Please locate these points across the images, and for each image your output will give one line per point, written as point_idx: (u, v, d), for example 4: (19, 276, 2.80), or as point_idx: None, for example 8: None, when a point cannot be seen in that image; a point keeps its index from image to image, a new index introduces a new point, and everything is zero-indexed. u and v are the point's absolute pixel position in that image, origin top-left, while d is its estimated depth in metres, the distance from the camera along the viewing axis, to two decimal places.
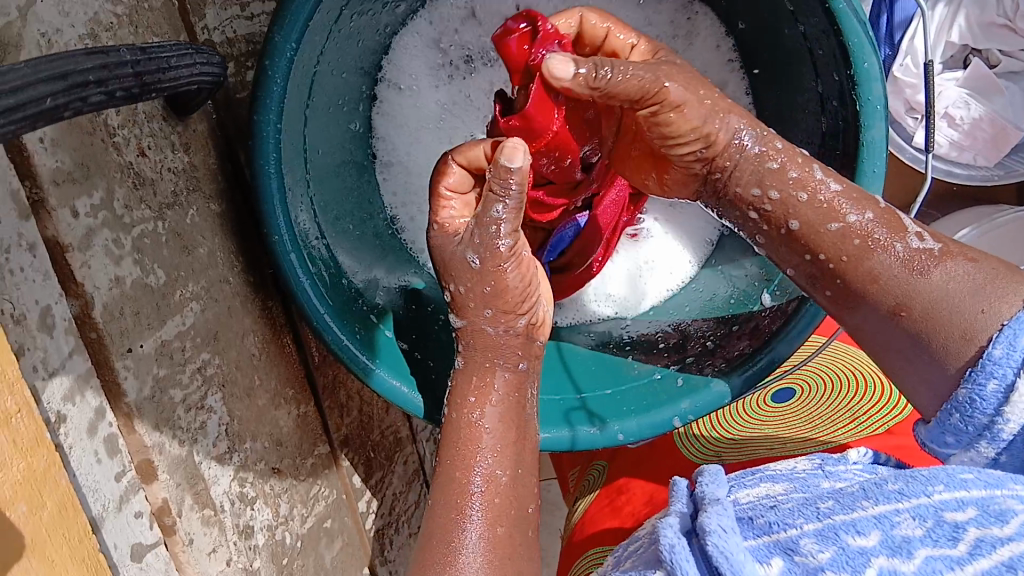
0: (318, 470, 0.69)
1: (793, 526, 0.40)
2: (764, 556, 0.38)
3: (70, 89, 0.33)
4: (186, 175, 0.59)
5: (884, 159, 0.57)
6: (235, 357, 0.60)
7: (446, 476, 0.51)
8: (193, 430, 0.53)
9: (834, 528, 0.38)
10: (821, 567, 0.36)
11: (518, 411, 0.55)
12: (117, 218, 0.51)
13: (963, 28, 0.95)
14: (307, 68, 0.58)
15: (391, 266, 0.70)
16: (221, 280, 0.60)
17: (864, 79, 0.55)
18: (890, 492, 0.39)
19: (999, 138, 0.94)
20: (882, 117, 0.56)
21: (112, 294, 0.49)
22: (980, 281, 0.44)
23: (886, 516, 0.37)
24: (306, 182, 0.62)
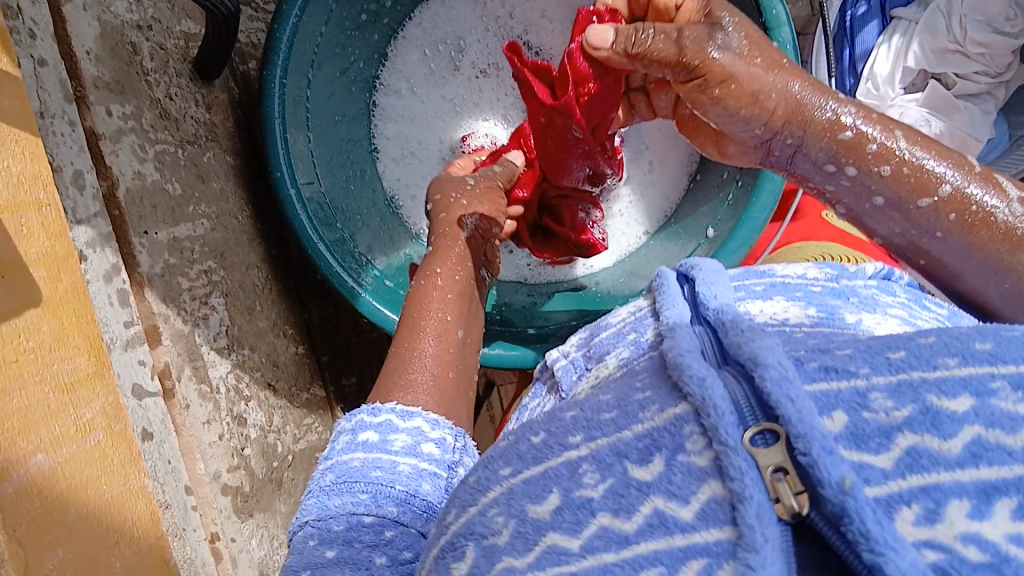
0: (312, 405, 0.76)
1: (852, 371, 0.25)
2: (825, 409, 0.24)
3: None
4: (205, 126, 0.70)
5: None
6: (239, 278, 0.68)
7: (408, 325, 0.52)
8: (197, 317, 0.61)
9: (916, 381, 0.24)
10: (898, 429, 0.23)
11: (469, 298, 0.57)
12: (143, 131, 0.61)
13: (918, 54, 0.98)
14: (309, 41, 0.70)
15: (380, 229, 0.80)
16: (230, 214, 0.70)
17: (774, 24, 0.65)
18: (980, 351, 0.25)
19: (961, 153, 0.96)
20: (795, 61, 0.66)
21: (134, 183, 0.58)
22: None
23: (979, 378, 0.24)
24: (308, 138, 0.72)
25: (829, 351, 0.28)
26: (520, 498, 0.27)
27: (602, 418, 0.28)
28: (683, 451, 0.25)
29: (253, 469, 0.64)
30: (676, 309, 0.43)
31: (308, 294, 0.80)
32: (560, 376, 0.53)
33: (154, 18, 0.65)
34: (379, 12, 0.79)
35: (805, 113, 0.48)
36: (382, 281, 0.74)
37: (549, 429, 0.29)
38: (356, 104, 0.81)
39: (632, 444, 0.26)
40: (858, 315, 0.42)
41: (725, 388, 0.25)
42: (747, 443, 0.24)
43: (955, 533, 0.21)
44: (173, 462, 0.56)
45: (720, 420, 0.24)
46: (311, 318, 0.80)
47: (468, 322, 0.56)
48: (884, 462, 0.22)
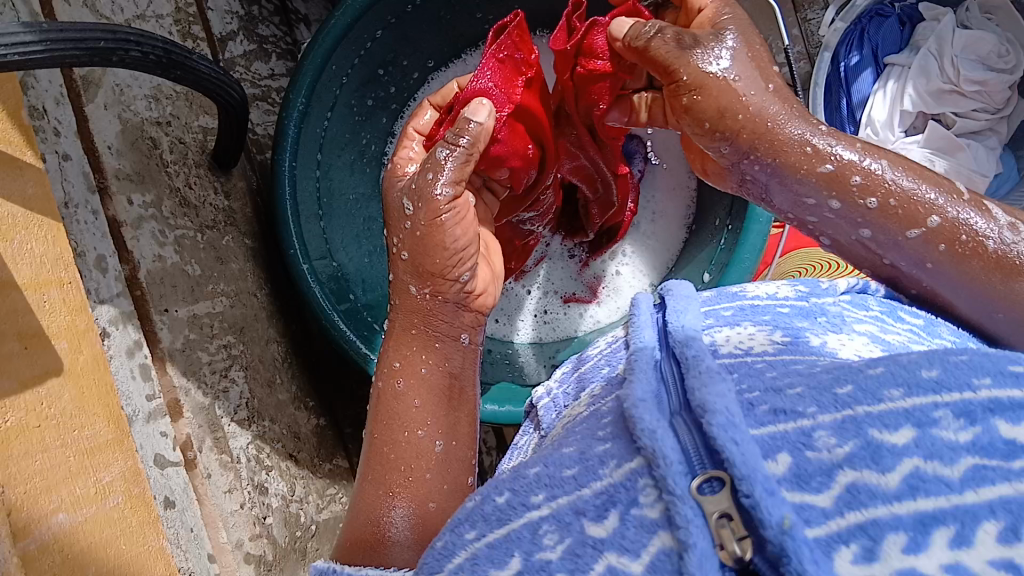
0: (335, 476, 0.78)
1: (801, 411, 0.30)
2: (770, 451, 0.28)
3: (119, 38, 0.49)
4: (224, 212, 0.74)
5: None
6: (259, 352, 0.71)
7: (380, 454, 0.52)
8: (217, 390, 0.64)
9: (857, 420, 0.28)
10: (838, 466, 0.27)
11: (460, 375, 0.56)
12: (163, 217, 0.65)
13: (914, 97, 0.99)
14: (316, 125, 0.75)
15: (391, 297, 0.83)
16: (249, 292, 0.73)
17: None
18: (927, 381, 0.29)
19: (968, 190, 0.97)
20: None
21: (154, 265, 0.62)
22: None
23: (922, 408, 0.28)
24: (320, 217, 0.76)
25: (782, 390, 0.32)
26: (483, 566, 0.30)
27: (564, 474, 0.32)
28: (637, 505, 0.29)
29: (276, 538, 0.65)
30: (645, 339, 0.44)
31: (327, 364, 0.83)
32: (542, 414, 0.59)
33: (173, 116, 0.70)
34: (385, 96, 0.84)
35: (780, 142, 0.50)
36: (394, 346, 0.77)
37: (518, 493, 0.32)
38: (367, 181, 0.85)
39: (591, 502, 0.30)
40: (823, 337, 0.43)
41: (675, 441, 0.30)
42: (694, 492, 0.28)
43: (890, 570, 0.24)
44: (195, 530, 0.57)
45: (669, 474, 0.28)
46: (330, 387, 0.83)
47: (455, 430, 0.54)
48: (824, 501, 0.26)
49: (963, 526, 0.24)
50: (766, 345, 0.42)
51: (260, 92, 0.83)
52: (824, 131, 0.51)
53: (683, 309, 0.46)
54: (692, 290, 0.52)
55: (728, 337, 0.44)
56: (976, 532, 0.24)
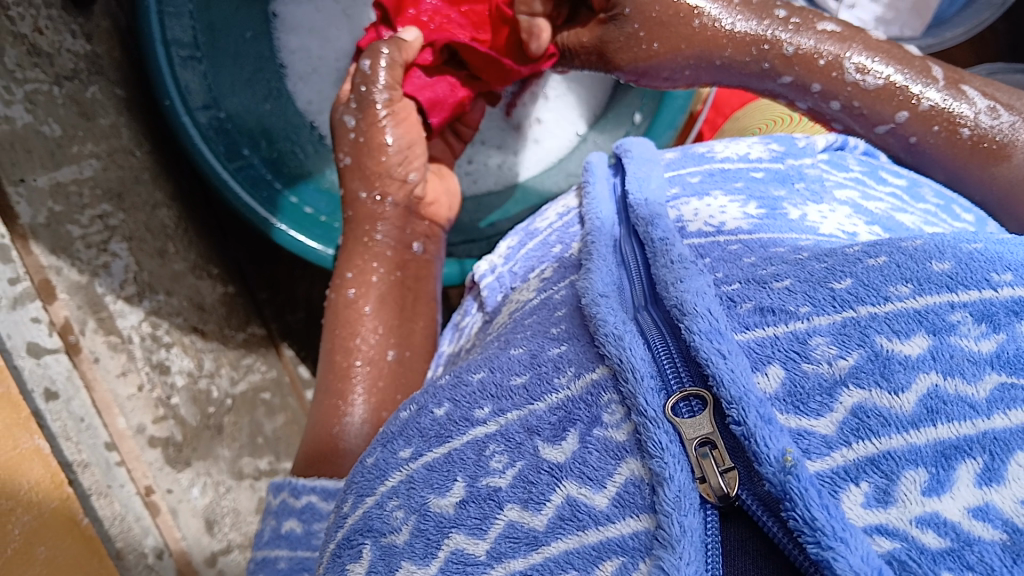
0: (250, 345, 0.73)
1: (791, 312, 0.28)
2: (759, 364, 0.27)
3: None
4: (87, 59, 0.64)
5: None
6: (144, 220, 0.64)
7: (330, 368, 0.56)
8: (96, 266, 0.57)
9: (858, 325, 0.27)
10: (841, 382, 0.26)
11: (406, 293, 0.60)
12: (8, 71, 0.56)
13: None
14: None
15: (291, 149, 0.75)
16: (125, 151, 0.65)
17: None
18: (936, 276, 0.28)
19: (921, 7, 0.86)
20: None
21: (1, 129, 0.53)
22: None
23: (936, 312, 0.27)
24: (199, 63, 0.67)
25: (769, 283, 0.31)
26: (419, 490, 0.31)
27: (512, 386, 0.32)
28: (600, 426, 0.28)
29: (185, 417, 0.61)
30: (604, 212, 0.44)
31: (232, 225, 0.77)
32: (486, 295, 0.55)
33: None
34: None
35: (733, 58, 0.55)
36: (298, 207, 0.71)
37: (461, 406, 0.33)
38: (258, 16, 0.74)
39: (545, 421, 0.30)
40: (803, 209, 0.41)
41: (644, 348, 0.29)
42: (670, 414, 0.27)
43: (909, 516, 0.22)
44: (86, 420, 0.53)
45: (641, 393, 0.27)
46: (233, 250, 0.77)
47: (407, 339, 0.58)
48: (825, 427, 0.25)
49: (992, 459, 0.23)
50: (737, 217, 0.41)
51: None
52: (789, 24, 0.54)
53: (644, 178, 0.45)
54: (658, 153, 0.51)
55: (696, 209, 0.43)
56: (1007, 466, 0.23)
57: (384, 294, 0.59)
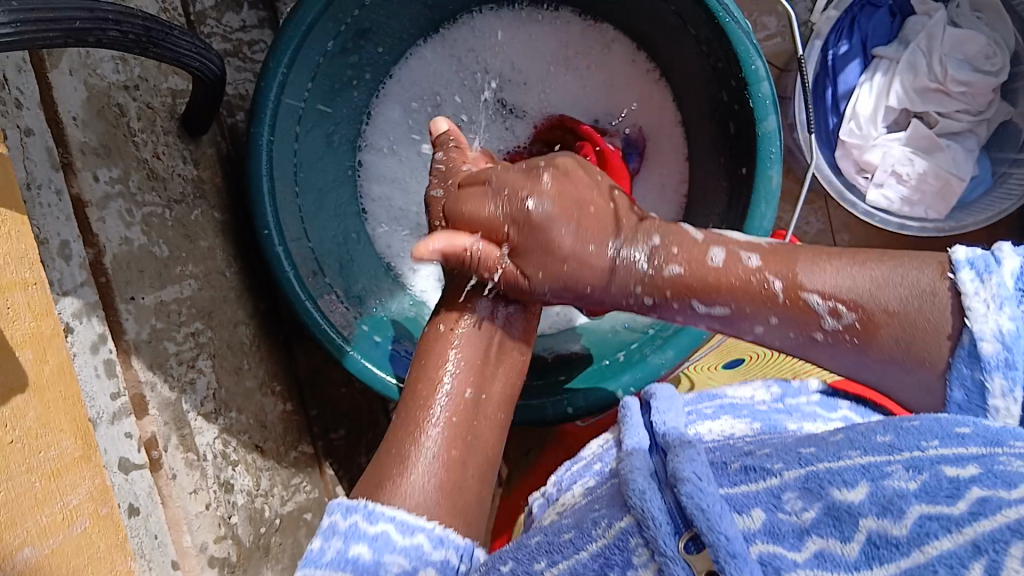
0: (300, 464, 0.75)
1: (769, 469, 0.34)
2: (741, 508, 0.32)
3: (94, 19, 0.43)
4: (193, 183, 0.69)
5: (778, 148, 0.65)
6: (226, 338, 0.67)
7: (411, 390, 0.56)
8: (183, 382, 0.60)
9: (817, 478, 0.32)
10: (806, 530, 0.30)
11: (491, 341, 0.60)
12: (131, 194, 0.60)
13: (901, 93, 0.98)
14: (295, 108, 0.71)
15: (365, 279, 0.79)
16: (218, 273, 0.69)
17: (753, 79, 0.65)
18: (880, 444, 0.33)
19: (945, 190, 0.97)
20: (774, 111, 0.65)
21: (121, 249, 0.57)
22: (921, 286, 0.41)
23: (876, 466, 0.31)
24: (295, 197, 0.73)
25: (755, 453, 0.37)
26: None
27: (562, 540, 0.38)
28: (632, 568, 0.33)
29: (241, 536, 0.62)
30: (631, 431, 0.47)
31: (298, 342, 0.80)
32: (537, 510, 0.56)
33: (143, 77, 0.64)
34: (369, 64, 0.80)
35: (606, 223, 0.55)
36: (371, 337, 0.74)
37: (523, 563, 0.38)
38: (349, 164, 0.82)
39: (589, 565, 0.35)
40: (798, 425, 0.46)
41: (663, 503, 0.35)
42: (684, 552, 0.32)
43: None
44: (159, 536, 0.54)
45: (660, 535, 0.33)
46: (299, 372, 0.80)
47: (486, 377, 0.58)
48: (793, 559, 0.30)
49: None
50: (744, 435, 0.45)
51: (231, 47, 0.76)
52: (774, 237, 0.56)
53: (664, 408, 0.49)
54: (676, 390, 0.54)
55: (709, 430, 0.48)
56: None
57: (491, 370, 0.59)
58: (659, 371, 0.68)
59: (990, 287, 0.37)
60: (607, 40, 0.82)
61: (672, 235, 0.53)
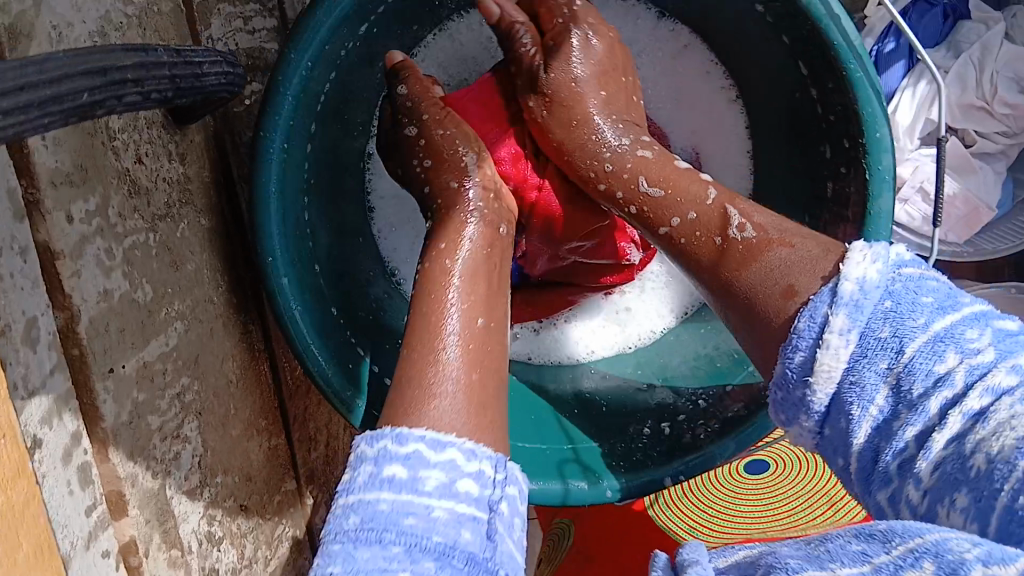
0: (283, 508, 0.66)
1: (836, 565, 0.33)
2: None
3: (102, 87, 0.34)
4: (179, 185, 0.56)
5: (889, 228, 0.58)
6: (213, 384, 0.56)
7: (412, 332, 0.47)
8: (168, 461, 0.49)
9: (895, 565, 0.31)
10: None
11: (490, 350, 0.47)
12: (111, 226, 0.47)
13: (943, 106, 0.97)
14: (312, 101, 0.57)
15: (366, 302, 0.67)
16: (205, 300, 0.57)
17: (875, 148, 0.56)
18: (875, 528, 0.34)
19: (972, 217, 0.97)
20: (890, 188, 0.57)
21: (99, 307, 0.45)
22: (815, 253, 0.45)
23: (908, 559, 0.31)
24: (301, 210, 0.60)
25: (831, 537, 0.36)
26: None
27: None
28: None
29: None
30: None
31: (283, 364, 0.68)
32: None
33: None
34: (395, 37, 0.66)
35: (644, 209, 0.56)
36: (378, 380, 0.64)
37: None
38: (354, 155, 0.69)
39: None
40: None
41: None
42: None
43: None
44: None
45: None
46: (284, 397, 0.68)
47: (480, 366, 0.45)
48: None
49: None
50: None
51: None
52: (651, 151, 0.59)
53: None
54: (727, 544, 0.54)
55: None
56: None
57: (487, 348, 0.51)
58: (710, 463, 0.60)
59: (875, 250, 0.42)
60: (681, 41, 0.71)
61: (702, 212, 0.53)
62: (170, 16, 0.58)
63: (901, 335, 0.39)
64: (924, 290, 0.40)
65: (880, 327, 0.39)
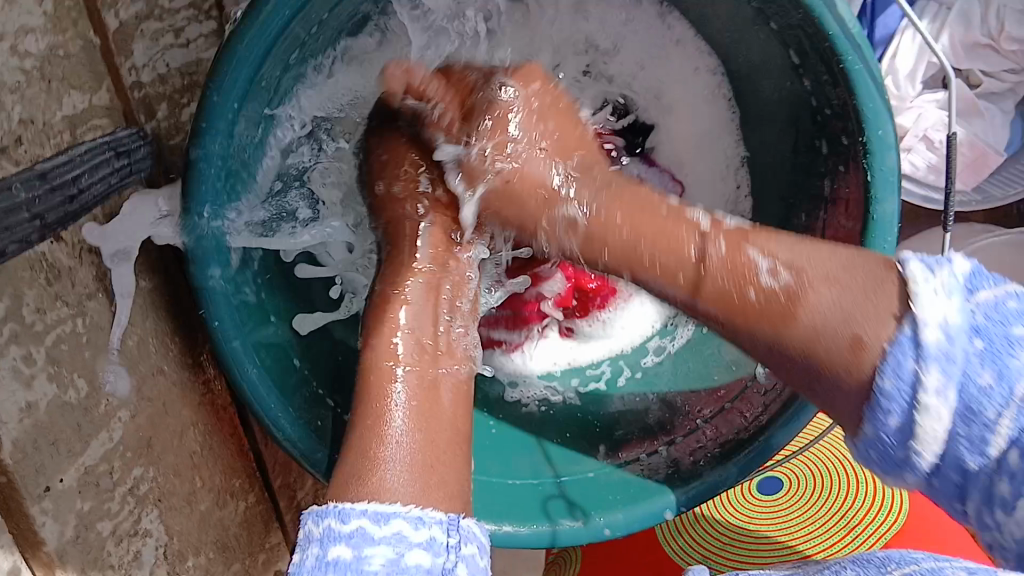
0: (271, 564, 0.63)
1: None
2: None
3: None
4: (114, 250, 0.49)
5: (896, 232, 0.54)
6: (173, 462, 0.52)
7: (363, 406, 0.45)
8: (126, 565, 0.47)
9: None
10: None
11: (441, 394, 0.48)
12: (28, 328, 0.42)
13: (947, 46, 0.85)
14: (248, 143, 0.52)
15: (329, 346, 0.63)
16: (155, 372, 0.52)
17: (879, 148, 0.52)
18: None
19: (978, 163, 0.86)
20: (895, 190, 0.53)
21: (23, 426, 0.41)
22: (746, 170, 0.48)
23: None
24: (245, 262, 0.55)
25: None
26: None
27: None
28: None
29: None
30: None
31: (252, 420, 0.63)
32: None
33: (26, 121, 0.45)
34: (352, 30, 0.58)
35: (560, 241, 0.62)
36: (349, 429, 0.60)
37: None
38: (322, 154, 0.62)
39: None
40: None
41: None
42: None
43: None
44: None
45: None
46: (261, 448, 0.64)
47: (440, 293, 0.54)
48: None
49: None
50: None
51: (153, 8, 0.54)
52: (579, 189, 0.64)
53: None
54: None
55: None
56: None
57: (443, 400, 0.48)
58: (714, 488, 0.58)
59: (941, 276, 0.35)
60: (673, 37, 0.66)
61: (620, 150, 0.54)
62: (81, 57, 0.47)
63: (1007, 379, 0.33)
64: (1012, 318, 0.34)
65: (980, 372, 0.33)
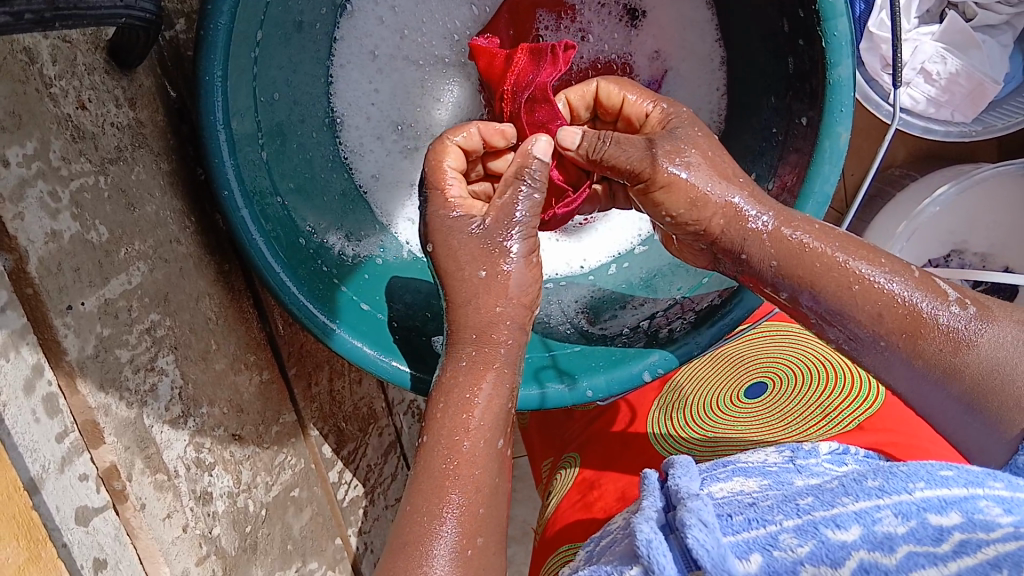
0: (284, 438, 0.69)
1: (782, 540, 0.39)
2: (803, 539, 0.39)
3: None
4: (131, 130, 0.54)
5: (851, 97, 0.55)
6: (188, 320, 0.58)
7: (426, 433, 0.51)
8: (143, 393, 0.53)
9: (813, 523, 0.40)
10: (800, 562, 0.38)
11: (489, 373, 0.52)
12: (55, 169, 0.47)
13: None
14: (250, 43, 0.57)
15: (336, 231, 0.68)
16: (172, 240, 0.57)
17: (828, 13, 0.53)
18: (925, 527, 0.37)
19: (976, 93, 0.82)
20: (849, 52, 0.54)
21: (48, 248, 0.47)
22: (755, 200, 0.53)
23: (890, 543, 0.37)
24: (259, 144, 0.61)
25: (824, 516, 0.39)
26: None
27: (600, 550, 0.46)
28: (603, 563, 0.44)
29: (225, 547, 0.61)
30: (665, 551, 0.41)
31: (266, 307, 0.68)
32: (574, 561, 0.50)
33: None
34: None
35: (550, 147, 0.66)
36: (356, 305, 0.64)
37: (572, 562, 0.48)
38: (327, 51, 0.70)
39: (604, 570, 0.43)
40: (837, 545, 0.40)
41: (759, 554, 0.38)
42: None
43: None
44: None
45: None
46: (276, 336, 0.69)
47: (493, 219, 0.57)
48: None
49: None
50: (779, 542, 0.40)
51: None
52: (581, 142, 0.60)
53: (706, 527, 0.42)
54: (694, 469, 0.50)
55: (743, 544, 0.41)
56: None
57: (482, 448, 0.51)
58: (686, 355, 0.61)
59: None
60: None
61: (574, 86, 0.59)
62: None
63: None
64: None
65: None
